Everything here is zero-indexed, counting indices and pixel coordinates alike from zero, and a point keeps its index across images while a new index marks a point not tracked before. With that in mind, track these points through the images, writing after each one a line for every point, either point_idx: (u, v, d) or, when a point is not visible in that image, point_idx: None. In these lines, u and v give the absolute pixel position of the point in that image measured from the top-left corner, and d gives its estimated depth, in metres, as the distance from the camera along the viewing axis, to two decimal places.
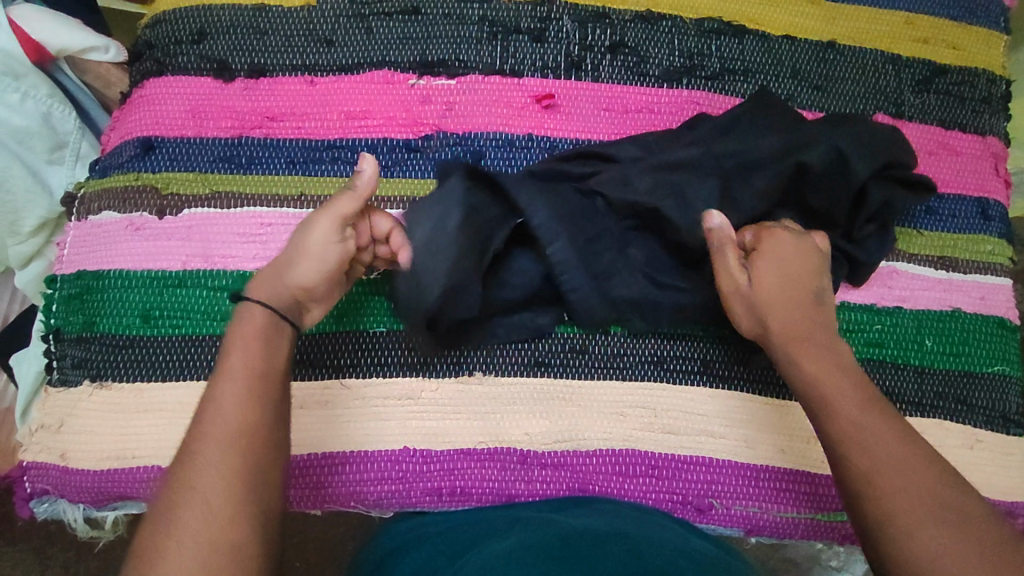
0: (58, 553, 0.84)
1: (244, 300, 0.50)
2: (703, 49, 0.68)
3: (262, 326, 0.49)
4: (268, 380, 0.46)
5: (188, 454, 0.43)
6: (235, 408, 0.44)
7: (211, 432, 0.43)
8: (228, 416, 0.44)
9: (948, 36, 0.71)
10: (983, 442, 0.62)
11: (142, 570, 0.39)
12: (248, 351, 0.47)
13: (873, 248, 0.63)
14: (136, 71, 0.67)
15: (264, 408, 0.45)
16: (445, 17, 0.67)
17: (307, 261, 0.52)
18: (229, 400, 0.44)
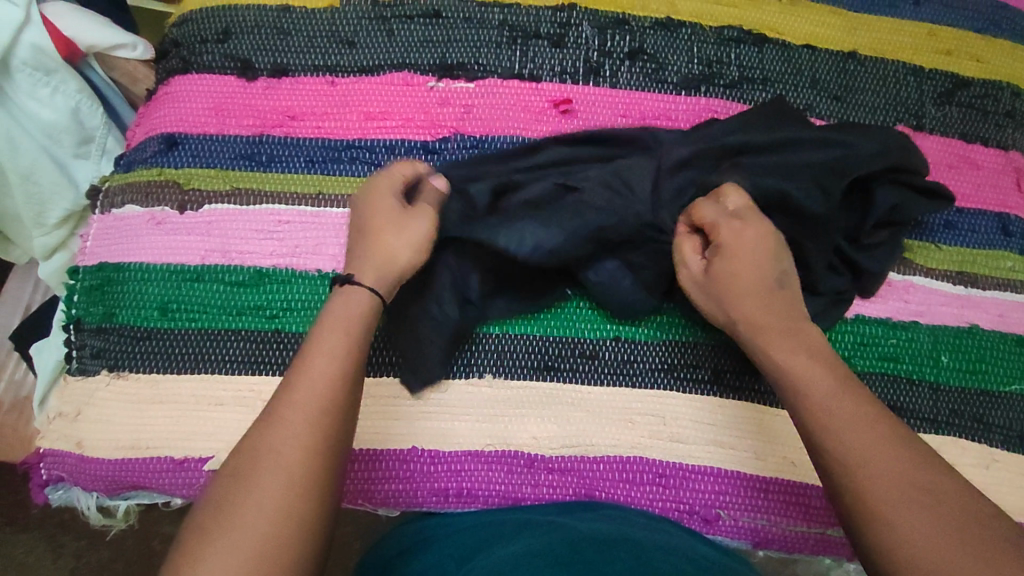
0: (72, 540, 0.85)
1: (357, 285, 0.51)
2: (723, 57, 0.68)
3: (358, 310, 0.50)
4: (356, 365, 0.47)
5: (275, 411, 0.44)
6: (320, 389, 0.45)
7: (299, 400, 0.44)
8: (312, 395, 0.45)
9: (972, 49, 0.70)
10: (1000, 462, 0.61)
11: (218, 517, 0.40)
12: (343, 335, 0.48)
13: (884, 257, 0.62)
14: (163, 68, 0.69)
15: (347, 395, 0.46)
16: (466, 21, 0.68)
17: (417, 247, 0.55)
18: (315, 378, 0.45)
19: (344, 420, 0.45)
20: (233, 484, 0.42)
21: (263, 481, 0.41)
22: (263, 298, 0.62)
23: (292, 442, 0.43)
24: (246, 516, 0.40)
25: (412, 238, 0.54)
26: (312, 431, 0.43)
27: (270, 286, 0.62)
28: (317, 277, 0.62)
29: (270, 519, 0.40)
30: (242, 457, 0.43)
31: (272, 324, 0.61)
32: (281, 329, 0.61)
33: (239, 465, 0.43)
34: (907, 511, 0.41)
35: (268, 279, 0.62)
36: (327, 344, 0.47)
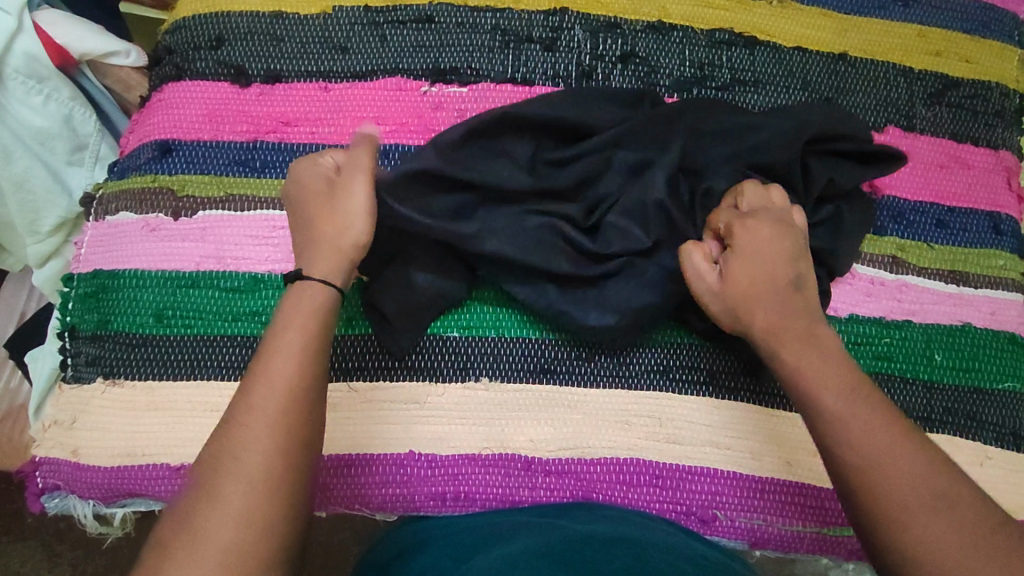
0: (67, 550, 0.85)
1: (305, 278, 0.51)
2: (714, 60, 0.68)
3: (314, 305, 0.50)
4: (318, 363, 0.47)
5: (234, 417, 0.44)
6: (282, 388, 0.45)
7: (257, 403, 0.44)
8: (273, 395, 0.45)
9: (961, 50, 0.71)
10: (994, 459, 0.61)
11: (182, 526, 0.40)
12: (302, 332, 0.48)
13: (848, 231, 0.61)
14: (156, 75, 0.69)
15: (309, 393, 0.46)
16: (458, 25, 0.68)
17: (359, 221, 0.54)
18: (276, 378, 0.45)
19: (307, 417, 0.45)
20: (200, 488, 0.42)
21: (229, 483, 0.42)
22: (257, 304, 0.62)
23: (257, 444, 0.43)
24: (214, 519, 0.40)
25: (348, 216, 0.54)
26: (275, 431, 0.44)
27: (265, 292, 0.62)
28: None
29: (237, 521, 0.40)
30: (208, 460, 0.43)
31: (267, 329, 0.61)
32: None
33: (205, 469, 0.43)
34: (929, 520, 0.41)
35: (262, 285, 0.62)
36: (287, 343, 0.47)
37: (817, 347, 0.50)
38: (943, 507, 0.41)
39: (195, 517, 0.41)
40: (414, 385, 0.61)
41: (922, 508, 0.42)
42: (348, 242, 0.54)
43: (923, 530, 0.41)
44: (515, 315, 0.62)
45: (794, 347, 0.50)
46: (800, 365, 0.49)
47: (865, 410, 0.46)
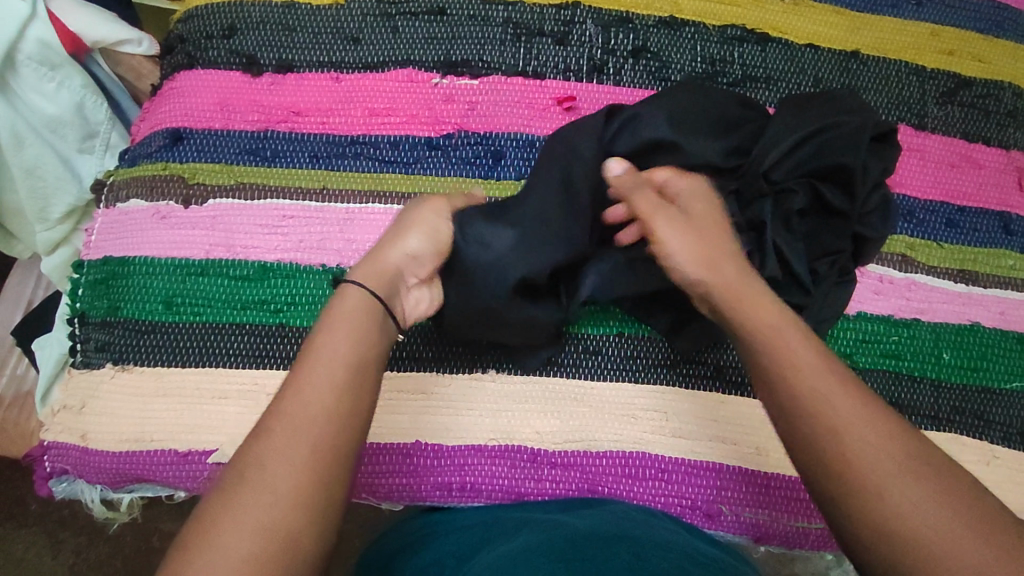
0: (71, 536, 0.85)
1: (345, 279, 0.49)
2: (725, 55, 0.68)
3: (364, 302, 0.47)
4: (357, 380, 0.44)
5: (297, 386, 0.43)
6: (319, 404, 0.42)
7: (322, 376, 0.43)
8: (312, 411, 0.42)
9: (975, 49, 0.70)
10: (1000, 460, 0.61)
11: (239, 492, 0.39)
12: (345, 341, 0.45)
13: (877, 223, 0.61)
14: (168, 64, 0.69)
15: (347, 413, 0.43)
16: (470, 18, 0.68)
17: (415, 230, 0.52)
18: (318, 391, 0.42)
19: (345, 435, 0.42)
20: (227, 496, 0.39)
21: (259, 495, 0.39)
22: (267, 293, 0.62)
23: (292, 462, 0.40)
24: (242, 533, 0.38)
25: (413, 221, 0.53)
26: (312, 452, 0.41)
27: (274, 280, 0.62)
28: (322, 272, 0.62)
29: (264, 539, 0.38)
30: (234, 469, 0.40)
31: (275, 318, 0.62)
32: (285, 323, 0.62)
33: (233, 475, 0.40)
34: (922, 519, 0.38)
35: (272, 274, 0.62)
36: (327, 355, 0.44)
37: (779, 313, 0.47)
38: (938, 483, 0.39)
39: (218, 528, 0.38)
40: (422, 376, 0.61)
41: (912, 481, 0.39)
42: (399, 252, 0.51)
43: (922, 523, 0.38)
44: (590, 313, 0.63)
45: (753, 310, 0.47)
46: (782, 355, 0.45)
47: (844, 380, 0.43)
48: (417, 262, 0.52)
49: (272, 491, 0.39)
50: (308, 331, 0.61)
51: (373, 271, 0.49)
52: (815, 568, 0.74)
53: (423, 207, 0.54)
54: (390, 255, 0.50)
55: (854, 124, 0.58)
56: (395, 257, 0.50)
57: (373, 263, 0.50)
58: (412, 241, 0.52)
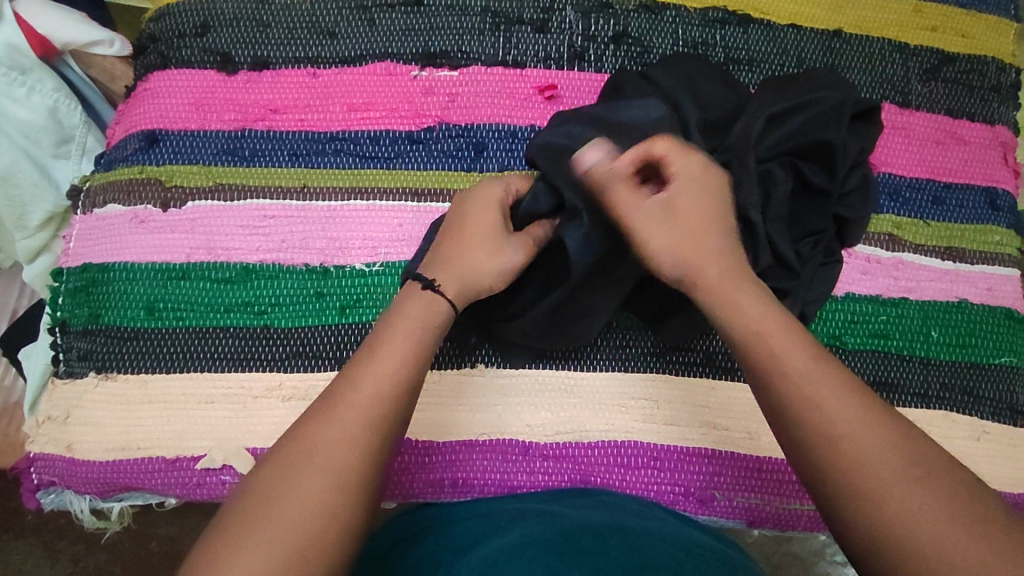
0: (67, 545, 0.85)
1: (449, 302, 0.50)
2: (707, 38, 0.68)
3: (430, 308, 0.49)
4: (410, 385, 0.45)
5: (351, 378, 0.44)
6: (373, 403, 0.43)
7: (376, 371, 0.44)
8: (371, 405, 0.43)
9: (957, 24, 0.70)
10: (990, 435, 0.61)
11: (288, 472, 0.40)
12: (403, 344, 0.46)
13: (857, 205, 0.61)
14: (141, 65, 0.68)
15: (397, 415, 0.44)
16: (447, 8, 0.67)
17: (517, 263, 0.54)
18: (376, 387, 0.44)
19: (393, 436, 0.44)
20: (283, 476, 0.40)
21: (313, 477, 0.40)
22: (251, 294, 0.61)
23: (346, 452, 0.41)
24: (294, 512, 0.39)
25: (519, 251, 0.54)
26: (366, 443, 0.42)
27: (258, 282, 0.61)
28: (306, 272, 0.62)
29: (314, 520, 0.39)
30: (288, 452, 0.42)
31: (260, 320, 0.61)
32: (270, 325, 0.61)
33: (289, 456, 0.41)
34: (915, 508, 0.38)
35: (255, 275, 0.62)
36: (387, 355, 0.45)
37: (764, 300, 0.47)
38: (918, 474, 0.39)
39: (273, 503, 0.39)
40: None
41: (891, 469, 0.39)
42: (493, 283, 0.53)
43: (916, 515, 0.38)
44: None
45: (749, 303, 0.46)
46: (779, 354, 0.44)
47: (829, 368, 0.43)
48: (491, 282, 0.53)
49: (325, 476, 0.40)
50: (294, 332, 0.61)
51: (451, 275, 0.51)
52: (812, 548, 0.74)
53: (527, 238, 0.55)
54: (470, 263, 0.52)
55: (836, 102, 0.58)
56: (475, 271, 0.52)
57: (451, 266, 0.52)
58: (500, 261, 0.53)
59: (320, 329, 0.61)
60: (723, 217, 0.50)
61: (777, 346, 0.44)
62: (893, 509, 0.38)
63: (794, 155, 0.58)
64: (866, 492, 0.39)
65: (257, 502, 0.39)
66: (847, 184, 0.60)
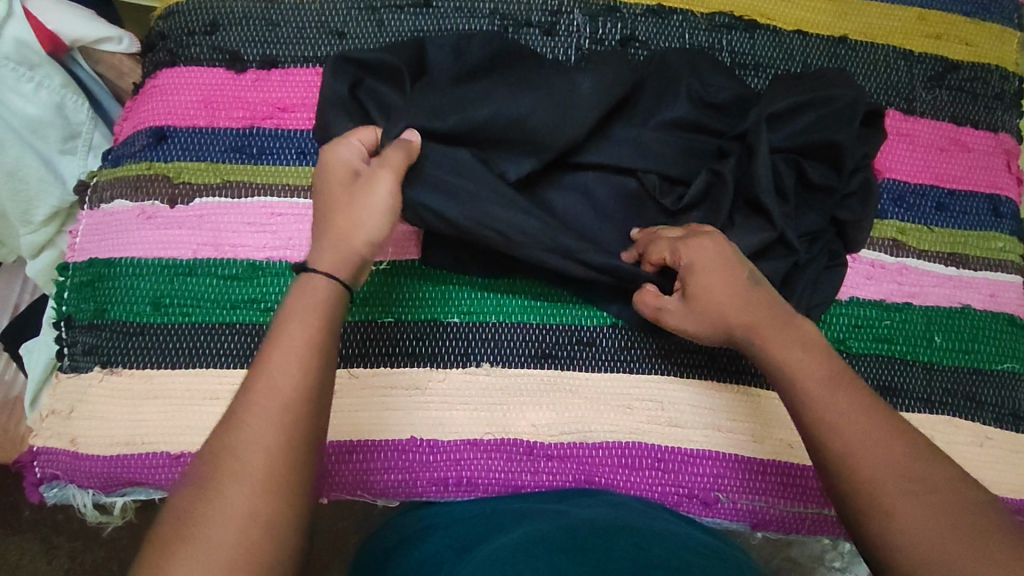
0: (65, 542, 0.84)
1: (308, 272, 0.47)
2: (714, 43, 0.68)
3: (324, 296, 0.46)
4: (328, 354, 0.45)
5: (261, 372, 0.43)
6: (293, 379, 0.42)
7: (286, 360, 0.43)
8: (287, 395, 0.42)
9: (961, 32, 0.70)
10: (993, 440, 0.61)
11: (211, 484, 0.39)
12: (312, 321, 0.45)
13: (855, 207, 0.62)
14: (150, 62, 0.68)
15: (322, 387, 0.43)
16: (456, 10, 0.67)
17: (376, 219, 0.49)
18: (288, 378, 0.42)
19: (314, 426, 0.43)
20: (206, 493, 0.39)
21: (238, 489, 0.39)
22: (257, 291, 0.61)
23: (276, 436, 0.41)
24: (239, 508, 0.39)
25: (380, 212, 0.49)
26: (285, 436, 0.41)
27: (264, 279, 0.62)
28: None
29: (255, 510, 0.39)
30: (213, 454, 0.41)
31: (265, 317, 0.61)
32: None
33: (217, 451, 0.41)
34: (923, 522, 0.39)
35: (261, 272, 0.62)
36: (296, 334, 0.44)
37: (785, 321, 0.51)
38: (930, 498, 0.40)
39: (211, 501, 0.39)
40: (415, 372, 0.60)
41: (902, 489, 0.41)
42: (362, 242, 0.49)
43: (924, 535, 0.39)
44: (584, 306, 0.62)
45: (776, 341, 0.49)
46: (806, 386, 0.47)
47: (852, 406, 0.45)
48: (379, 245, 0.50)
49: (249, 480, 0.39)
50: None
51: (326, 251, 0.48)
52: (810, 553, 0.74)
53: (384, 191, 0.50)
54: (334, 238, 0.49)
55: (844, 102, 0.59)
56: (343, 239, 0.48)
57: (324, 244, 0.49)
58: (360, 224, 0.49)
59: None
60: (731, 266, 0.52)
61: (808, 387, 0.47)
62: (901, 529, 0.40)
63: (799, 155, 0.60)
64: (882, 515, 0.41)
65: (182, 525, 0.38)
66: (848, 185, 0.61)
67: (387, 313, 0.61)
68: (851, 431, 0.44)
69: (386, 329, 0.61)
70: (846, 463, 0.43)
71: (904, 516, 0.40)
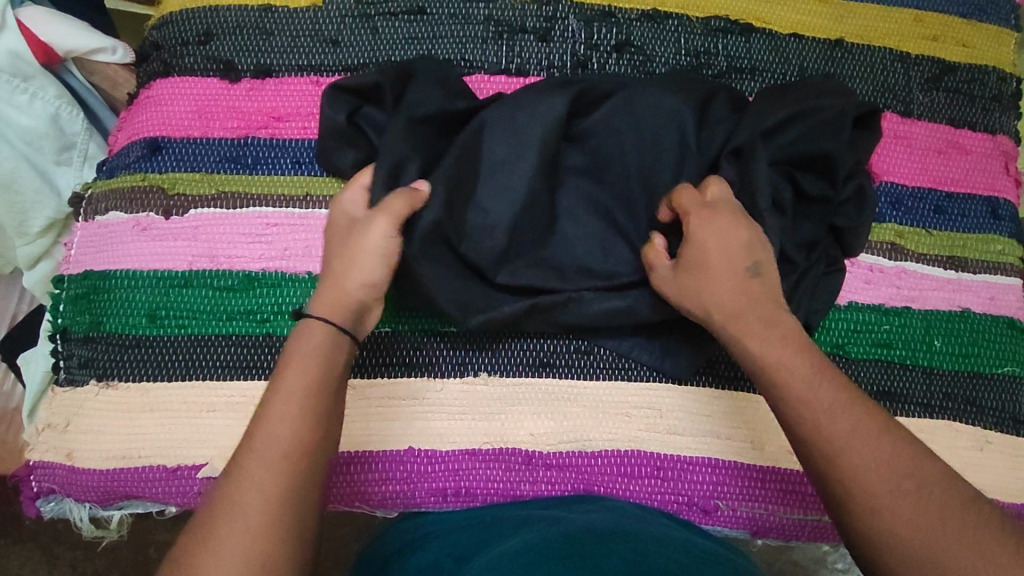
0: (65, 552, 0.84)
1: (306, 317, 0.49)
2: (710, 47, 0.68)
3: (326, 337, 0.48)
4: (330, 392, 0.46)
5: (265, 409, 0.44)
6: (291, 424, 0.43)
7: (291, 396, 0.44)
8: (291, 428, 0.43)
9: (958, 34, 0.70)
10: (994, 445, 0.61)
11: (216, 516, 0.40)
12: (312, 360, 0.46)
13: (852, 213, 0.61)
14: (144, 72, 0.68)
15: (324, 420, 0.44)
16: (451, 17, 0.67)
17: (369, 259, 0.51)
18: (292, 411, 0.44)
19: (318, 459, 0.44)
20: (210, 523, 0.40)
21: (241, 518, 0.40)
22: (252, 302, 0.61)
23: (268, 476, 0.41)
24: (234, 551, 0.39)
25: (377, 246, 0.52)
26: (290, 468, 0.42)
27: (260, 290, 0.61)
28: (308, 280, 0.62)
29: (255, 544, 0.39)
30: (218, 489, 0.42)
31: (263, 328, 0.61)
32: (272, 333, 0.61)
33: (223, 487, 0.41)
34: (909, 514, 0.40)
35: (256, 283, 0.61)
36: (296, 374, 0.45)
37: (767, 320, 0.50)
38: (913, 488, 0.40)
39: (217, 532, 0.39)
40: (413, 382, 0.60)
41: (892, 484, 0.41)
42: (354, 284, 0.51)
43: (914, 531, 0.39)
44: None
45: (759, 332, 0.49)
46: (792, 382, 0.46)
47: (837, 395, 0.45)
48: (377, 290, 0.52)
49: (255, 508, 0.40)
50: None
51: (328, 298, 0.50)
52: (812, 555, 0.74)
53: (377, 228, 0.52)
54: (332, 288, 0.51)
55: (839, 109, 0.59)
56: (341, 287, 0.51)
57: (328, 292, 0.51)
58: (357, 271, 0.51)
59: None
60: (744, 250, 0.52)
61: (791, 380, 0.46)
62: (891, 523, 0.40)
63: (792, 164, 0.60)
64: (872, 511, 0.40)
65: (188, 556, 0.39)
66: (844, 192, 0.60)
67: (383, 323, 0.61)
68: (834, 424, 0.43)
69: (382, 339, 0.60)
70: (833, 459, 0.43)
71: (892, 510, 0.40)
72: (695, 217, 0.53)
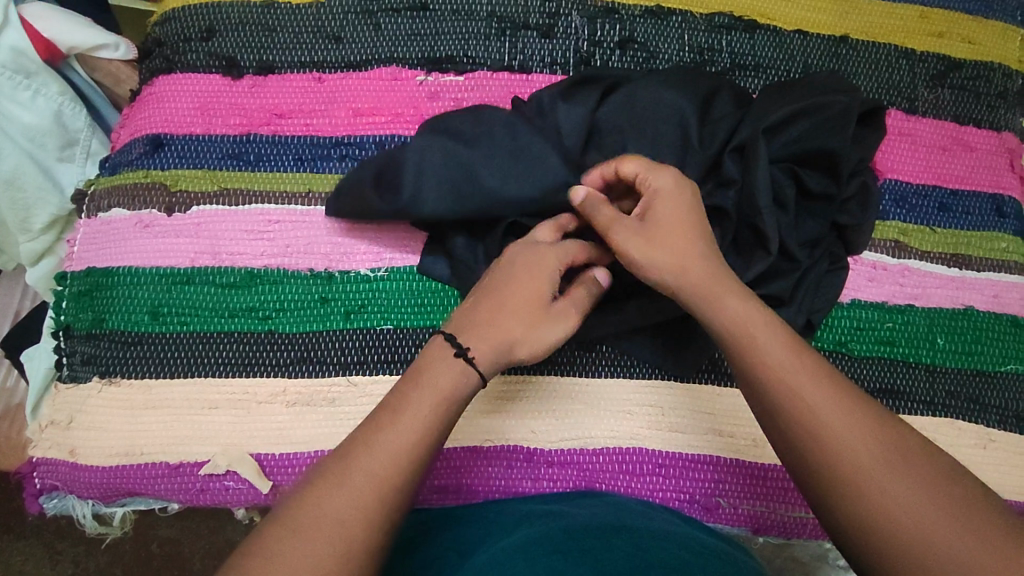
0: (68, 547, 0.84)
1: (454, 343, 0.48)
2: (714, 44, 0.67)
3: (455, 369, 0.48)
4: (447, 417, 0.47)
5: (385, 415, 0.45)
6: (398, 451, 0.44)
7: (412, 412, 0.45)
8: (407, 441, 0.44)
9: (964, 30, 0.70)
10: (997, 443, 0.61)
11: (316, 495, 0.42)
12: (437, 377, 0.47)
13: (855, 210, 0.61)
14: (147, 69, 0.68)
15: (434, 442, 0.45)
16: (454, 13, 0.67)
17: (541, 329, 0.50)
18: (412, 427, 0.45)
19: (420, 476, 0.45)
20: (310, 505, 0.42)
21: (343, 509, 0.41)
22: (254, 299, 0.61)
23: (376, 480, 0.43)
24: (304, 553, 0.39)
25: (555, 325, 0.51)
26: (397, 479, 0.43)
27: (262, 287, 0.61)
28: (310, 277, 0.61)
29: (354, 537, 0.41)
30: (324, 474, 0.43)
31: (264, 325, 0.61)
32: (275, 330, 0.61)
33: (332, 475, 0.43)
34: (900, 498, 0.40)
35: (259, 280, 0.61)
36: (422, 390, 0.46)
37: (766, 316, 0.48)
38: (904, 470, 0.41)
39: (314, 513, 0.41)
40: None
41: (882, 467, 0.41)
42: (518, 347, 0.50)
43: (906, 515, 0.40)
44: None
45: (728, 307, 0.48)
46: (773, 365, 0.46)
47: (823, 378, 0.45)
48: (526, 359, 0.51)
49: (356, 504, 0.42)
50: (298, 337, 0.61)
51: (487, 331, 0.49)
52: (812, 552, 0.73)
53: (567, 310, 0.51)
54: (499, 325, 0.49)
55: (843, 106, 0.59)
56: (508, 329, 0.49)
57: (486, 328, 0.49)
58: (534, 330, 0.50)
59: (325, 335, 0.60)
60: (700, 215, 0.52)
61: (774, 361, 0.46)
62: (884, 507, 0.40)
63: (795, 160, 0.59)
64: (862, 496, 0.41)
65: (283, 530, 0.40)
66: (846, 189, 0.60)
67: (385, 320, 0.61)
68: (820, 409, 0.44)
69: (383, 336, 0.60)
70: (821, 446, 0.43)
71: (883, 493, 0.41)
72: (663, 177, 0.52)
